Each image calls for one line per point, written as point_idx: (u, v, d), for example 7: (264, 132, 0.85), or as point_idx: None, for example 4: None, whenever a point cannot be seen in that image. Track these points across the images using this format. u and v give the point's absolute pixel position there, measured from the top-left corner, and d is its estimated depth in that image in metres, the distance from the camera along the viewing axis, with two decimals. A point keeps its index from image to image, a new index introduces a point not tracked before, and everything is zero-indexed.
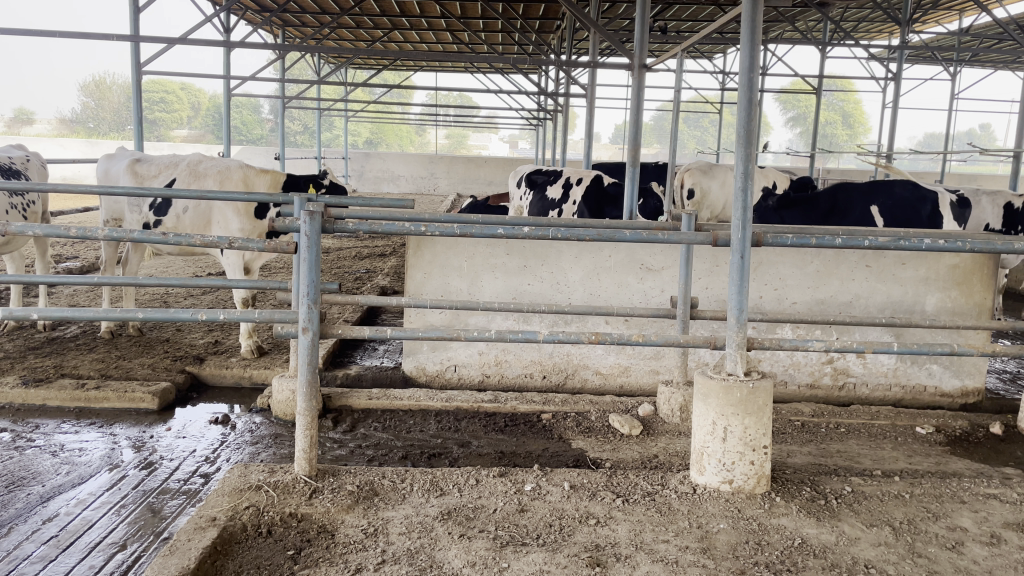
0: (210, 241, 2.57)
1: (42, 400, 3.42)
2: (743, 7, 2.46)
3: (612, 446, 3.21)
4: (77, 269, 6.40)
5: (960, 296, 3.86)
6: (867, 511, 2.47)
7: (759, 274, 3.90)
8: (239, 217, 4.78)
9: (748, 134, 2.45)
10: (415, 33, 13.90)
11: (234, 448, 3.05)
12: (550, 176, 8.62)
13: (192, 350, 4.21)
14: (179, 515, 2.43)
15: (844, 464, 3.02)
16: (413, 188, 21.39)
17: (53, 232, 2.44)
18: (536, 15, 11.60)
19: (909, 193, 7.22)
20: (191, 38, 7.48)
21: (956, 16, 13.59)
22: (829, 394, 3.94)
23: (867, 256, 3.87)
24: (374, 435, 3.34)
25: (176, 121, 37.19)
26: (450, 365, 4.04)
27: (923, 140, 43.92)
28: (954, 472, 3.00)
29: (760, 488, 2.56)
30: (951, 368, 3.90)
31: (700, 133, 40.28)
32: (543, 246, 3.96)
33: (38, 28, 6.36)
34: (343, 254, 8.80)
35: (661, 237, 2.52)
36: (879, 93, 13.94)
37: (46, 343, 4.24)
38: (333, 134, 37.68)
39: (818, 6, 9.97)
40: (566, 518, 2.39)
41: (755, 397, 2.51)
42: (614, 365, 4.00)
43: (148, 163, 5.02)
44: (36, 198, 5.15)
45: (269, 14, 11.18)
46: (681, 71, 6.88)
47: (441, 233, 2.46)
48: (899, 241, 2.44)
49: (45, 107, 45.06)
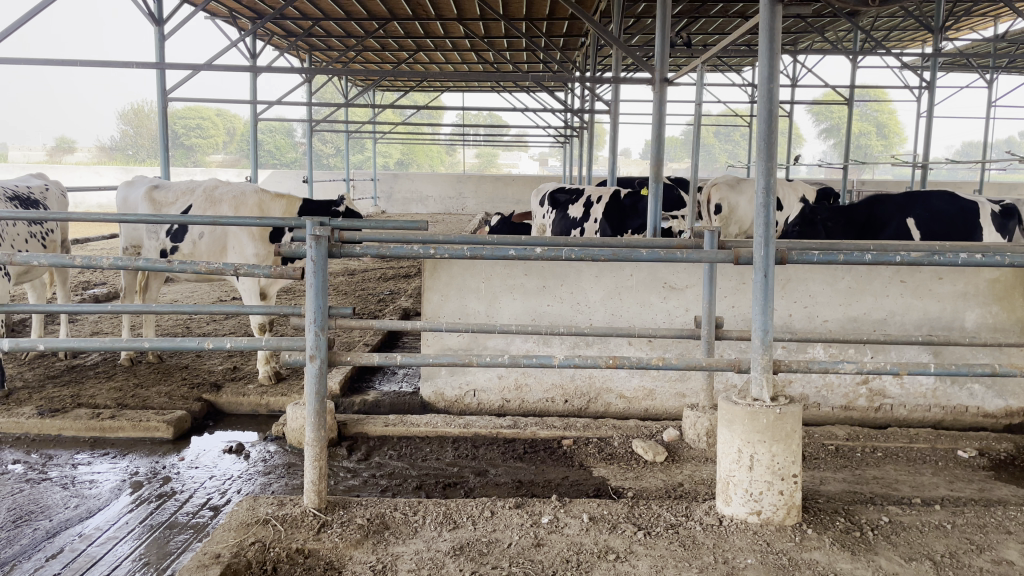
0: (215, 268, 2.52)
1: (57, 430, 3.42)
2: (760, 15, 2.37)
3: (634, 474, 3.08)
4: (102, 295, 6.51)
5: (1002, 312, 3.66)
6: (906, 544, 2.29)
7: (788, 291, 3.75)
8: (255, 242, 4.79)
9: (769, 149, 2.34)
10: (438, 54, 14.02)
11: (246, 478, 3.00)
12: (573, 195, 8.51)
13: (210, 376, 4.20)
14: (184, 551, 2.37)
15: (882, 492, 2.82)
16: (441, 208, 21.54)
17: (58, 262, 2.41)
18: (559, 31, 11.62)
19: (945, 204, 7.05)
20: (214, 65, 7.57)
21: (991, 22, 13.26)
22: (865, 416, 3.75)
23: (902, 271, 3.69)
24: (389, 464, 3.26)
25: (210, 146, 38.31)
26: (469, 390, 3.95)
27: (961, 149, 43.01)
28: (1001, 499, 2.78)
29: (791, 520, 2.40)
30: (994, 388, 3.69)
31: (731, 147, 40.06)
32: (562, 266, 3.87)
33: (63, 58, 6.45)
34: (368, 275, 8.84)
35: (680, 256, 2.41)
36: (913, 102, 13.55)
37: (66, 372, 4.26)
38: (364, 156, 38.34)
39: (847, 15, 9.75)
40: (584, 553, 2.27)
41: (783, 423, 2.36)
42: (638, 388, 3.88)
43: (165, 190, 5.07)
44: (56, 227, 5.22)
45: (295, 39, 11.38)
46: (707, 85, 6.69)
47: (450, 256, 2.39)
48: (932, 256, 2.30)
49: (86, 137, 47.12)
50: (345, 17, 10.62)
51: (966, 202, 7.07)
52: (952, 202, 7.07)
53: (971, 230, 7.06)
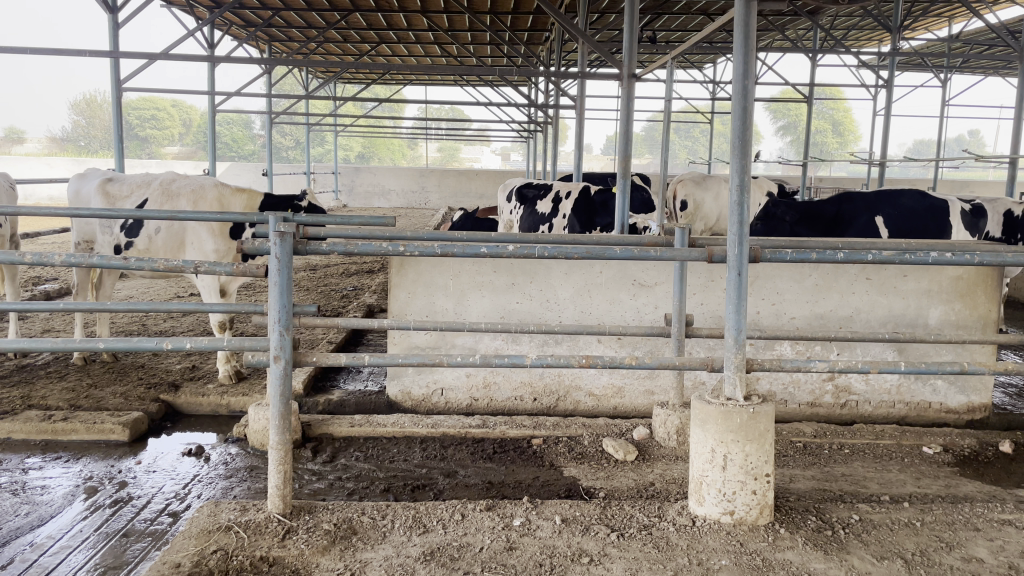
0: (174, 265, 2.40)
1: (5, 433, 3.26)
2: (736, 12, 2.34)
3: (606, 474, 3.05)
4: (52, 291, 6.25)
5: (965, 309, 3.73)
6: (877, 542, 2.30)
7: (756, 289, 3.78)
8: (215, 238, 4.62)
9: (744, 146, 2.32)
10: (402, 46, 13.86)
11: (206, 483, 2.88)
12: (541, 191, 8.49)
13: (168, 376, 4.05)
14: (142, 560, 2.26)
15: (851, 490, 2.84)
16: (404, 202, 21.29)
17: (6, 259, 2.26)
18: (525, 25, 11.57)
19: (915, 202, 7.18)
20: (170, 54, 7.32)
21: (945, 22, 13.60)
22: (831, 412, 3.80)
23: (867, 269, 3.75)
24: (355, 466, 3.17)
25: (165, 138, 37.35)
26: (436, 389, 3.89)
27: (912, 148, 44.30)
28: (965, 496, 2.82)
29: (763, 519, 2.40)
30: (956, 384, 3.77)
31: (692, 144, 40.64)
32: (531, 264, 3.82)
33: (9, 44, 6.17)
34: (330, 271, 8.67)
35: (654, 254, 2.38)
36: (871, 100, 13.80)
37: (14, 371, 4.07)
38: (324, 149, 37.85)
39: (809, 13, 9.89)
40: (558, 556, 2.23)
41: (756, 422, 2.36)
42: (608, 386, 3.86)
43: (119, 183, 4.89)
44: (3, 220, 4.98)
45: (254, 29, 11.10)
46: (674, 81, 6.68)
47: (420, 253, 2.32)
48: (903, 255, 2.30)
49: (35, 127, 45.79)
50: (306, 8, 10.37)
51: (936, 202, 7.16)
52: (922, 200, 7.19)
53: (940, 229, 7.19)
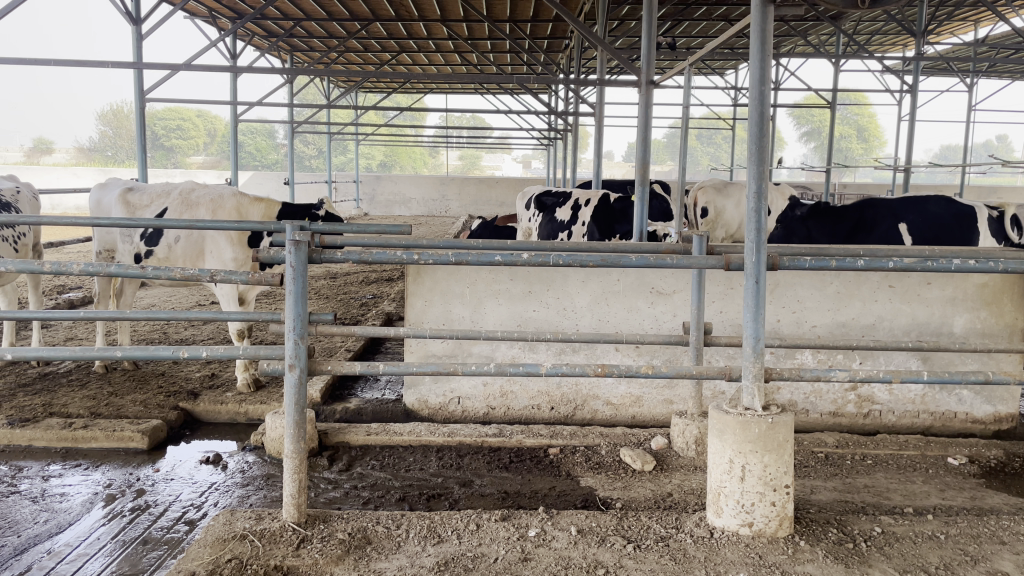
0: (191, 274, 2.42)
1: (28, 440, 3.31)
2: (752, 16, 2.31)
3: (622, 484, 3.02)
4: (77, 300, 6.36)
5: (991, 317, 3.65)
6: (900, 555, 2.25)
7: (776, 297, 3.73)
8: (233, 246, 4.68)
9: (761, 151, 2.29)
10: (421, 55, 13.97)
11: (223, 491, 2.90)
12: (559, 198, 8.47)
13: (187, 384, 4.09)
14: (158, 568, 2.27)
15: (873, 501, 2.78)
16: (424, 210, 21.42)
17: (26, 267, 2.30)
18: (544, 33, 11.60)
19: (940, 209, 7.05)
20: (192, 64, 7.43)
21: (971, 26, 13.39)
22: (854, 422, 3.73)
23: (890, 276, 3.68)
24: (371, 474, 3.18)
25: (191, 148, 38.00)
26: (453, 397, 3.88)
27: (938, 153, 43.67)
28: (992, 508, 2.74)
29: (783, 531, 2.35)
30: (982, 394, 3.69)
31: (713, 151, 40.46)
32: (548, 272, 3.81)
33: (36, 57, 6.30)
34: (350, 280, 8.72)
35: (669, 262, 2.36)
36: (894, 106, 13.61)
37: (38, 380, 4.13)
38: (346, 158, 38.26)
39: (831, 17, 9.78)
40: (572, 568, 2.20)
41: (775, 432, 2.31)
42: (625, 395, 3.83)
43: (139, 193, 4.96)
44: (27, 230, 5.07)
45: (276, 39, 11.25)
46: (693, 87, 6.62)
47: (435, 262, 2.31)
48: (926, 262, 2.26)
49: (65, 137, 46.88)
50: (327, 17, 10.49)
51: (963, 208, 7.04)
52: (949, 207, 7.06)
53: (967, 236, 7.06)
